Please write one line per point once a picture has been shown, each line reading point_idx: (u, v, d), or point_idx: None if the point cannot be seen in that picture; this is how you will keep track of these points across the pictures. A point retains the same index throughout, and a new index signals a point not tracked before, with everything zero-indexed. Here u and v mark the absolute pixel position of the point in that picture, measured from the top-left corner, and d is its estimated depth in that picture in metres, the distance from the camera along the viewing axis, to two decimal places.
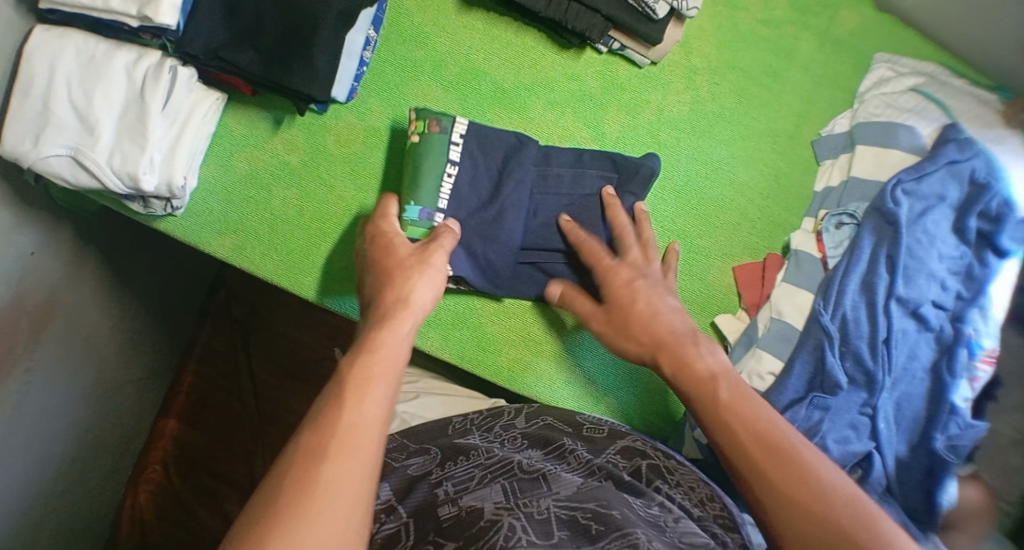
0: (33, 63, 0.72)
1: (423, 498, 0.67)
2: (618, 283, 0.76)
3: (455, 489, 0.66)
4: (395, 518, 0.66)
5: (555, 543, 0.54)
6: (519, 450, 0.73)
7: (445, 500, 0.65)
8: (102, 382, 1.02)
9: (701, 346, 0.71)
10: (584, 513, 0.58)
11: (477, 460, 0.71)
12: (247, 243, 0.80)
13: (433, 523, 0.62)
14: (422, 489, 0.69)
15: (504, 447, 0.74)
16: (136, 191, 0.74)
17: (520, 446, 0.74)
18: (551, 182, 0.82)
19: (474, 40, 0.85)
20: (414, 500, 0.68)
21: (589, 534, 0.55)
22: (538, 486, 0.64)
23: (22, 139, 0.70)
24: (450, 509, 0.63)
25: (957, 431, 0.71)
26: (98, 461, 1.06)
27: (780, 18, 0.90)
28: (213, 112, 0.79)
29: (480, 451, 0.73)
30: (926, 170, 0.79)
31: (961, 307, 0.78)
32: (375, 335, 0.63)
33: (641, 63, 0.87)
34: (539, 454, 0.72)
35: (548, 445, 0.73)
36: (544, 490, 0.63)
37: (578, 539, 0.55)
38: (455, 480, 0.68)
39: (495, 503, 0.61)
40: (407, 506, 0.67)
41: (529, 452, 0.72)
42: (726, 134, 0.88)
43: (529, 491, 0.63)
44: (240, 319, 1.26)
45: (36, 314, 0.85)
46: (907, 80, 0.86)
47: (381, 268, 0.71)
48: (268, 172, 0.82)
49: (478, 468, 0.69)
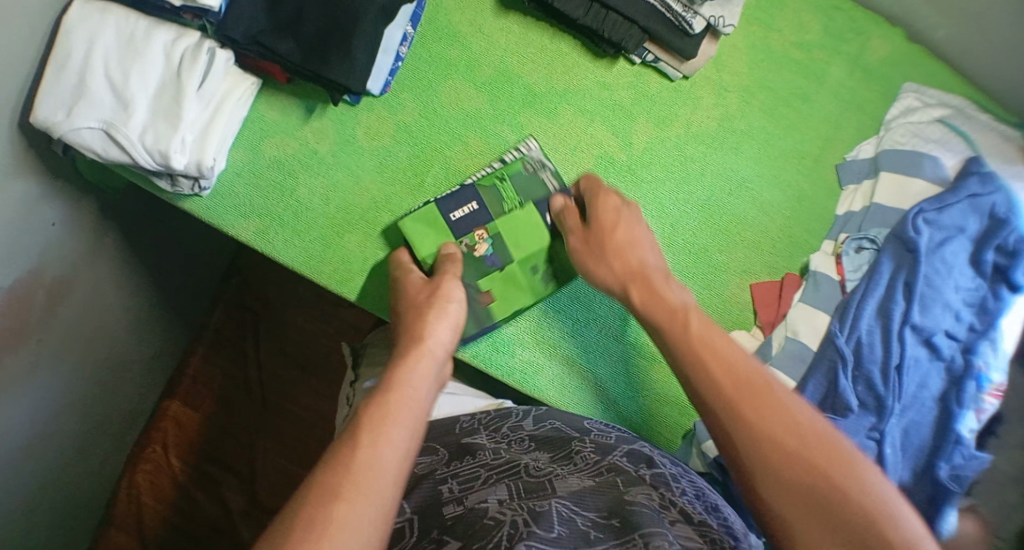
0: (72, 35, 0.72)
1: (427, 493, 0.68)
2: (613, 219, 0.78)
3: (461, 488, 0.67)
4: (401, 512, 0.67)
5: (556, 539, 0.55)
6: (526, 452, 0.73)
7: (450, 498, 0.66)
8: (111, 357, 1.02)
9: (671, 283, 0.74)
10: (584, 520, 0.59)
11: (483, 459, 0.72)
12: (271, 228, 0.81)
13: (438, 521, 0.63)
14: (427, 486, 0.70)
15: (512, 448, 0.74)
16: (165, 169, 0.74)
17: (526, 448, 0.75)
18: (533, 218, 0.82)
19: (510, 43, 0.85)
20: (418, 496, 0.68)
21: (587, 539, 0.57)
22: (542, 487, 0.64)
23: (55, 110, 0.71)
24: (455, 508, 0.64)
25: (962, 462, 0.71)
26: (100, 436, 1.06)
27: (813, 41, 0.91)
28: (247, 96, 0.79)
29: (486, 451, 0.73)
30: (947, 202, 0.80)
31: (972, 339, 0.79)
32: (407, 368, 0.67)
33: (673, 77, 0.87)
34: (546, 458, 0.72)
35: (556, 448, 0.74)
36: (547, 492, 0.63)
37: (576, 541, 0.56)
38: (461, 478, 0.69)
39: (500, 501, 0.62)
40: (412, 502, 0.68)
41: (536, 455, 0.73)
42: (751, 152, 0.89)
43: (534, 492, 0.64)
44: (249, 304, 1.27)
45: (53, 286, 0.85)
46: (933, 111, 0.87)
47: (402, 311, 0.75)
48: (296, 160, 0.82)
49: (483, 468, 0.70)
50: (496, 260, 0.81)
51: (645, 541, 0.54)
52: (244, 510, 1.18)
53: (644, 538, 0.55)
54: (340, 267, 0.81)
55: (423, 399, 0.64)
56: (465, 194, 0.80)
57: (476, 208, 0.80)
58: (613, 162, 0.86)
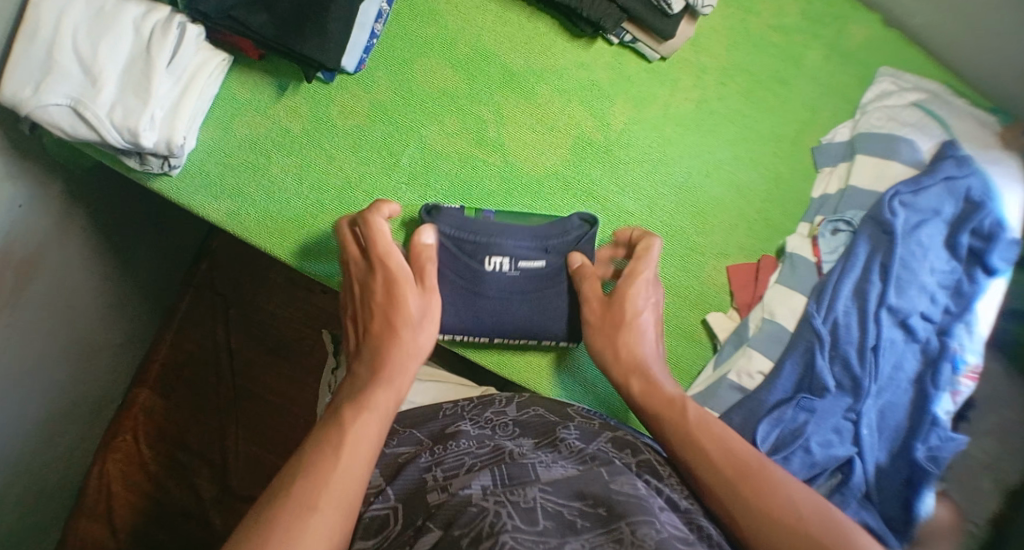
0: (42, 8, 0.70)
1: (412, 480, 0.65)
2: (602, 326, 0.76)
3: (446, 476, 0.64)
4: (384, 500, 0.64)
5: (542, 531, 0.52)
6: (511, 438, 0.70)
7: (435, 486, 0.63)
8: (76, 348, 0.99)
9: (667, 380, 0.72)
10: (570, 509, 0.55)
11: (467, 448, 0.68)
12: (244, 208, 0.79)
13: (423, 509, 0.60)
14: (411, 472, 0.66)
15: (497, 435, 0.71)
16: (135, 147, 0.73)
17: (512, 434, 0.71)
18: (519, 282, 0.79)
19: (487, 22, 0.85)
20: (404, 483, 0.65)
21: (573, 528, 0.53)
22: (526, 473, 0.61)
23: (23, 84, 0.69)
24: (440, 495, 0.61)
25: (938, 444, 0.74)
26: (67, 428, 1.04)
27: (790, 25, 0.91)
28: (219, 73, 0.79)
29: (473, 438, 0.70)
30: (924, 184, 0.80)
31: (948, 321, 0.79)
32: (372, 393, 0.65)
33: (651, 58, 0.87)
34: (531, 443, 0.69)
35: (541, 434, 0.70)
36: (530, 478, 0.60)
37: (563, 531, 0.53)
38: (446, 466, 0.66)
39: (484, 488, 0.59)
40: (396, 489, 0.65)
41: (521, 441, 0.69)
42: (729, 134, 0.88)
43: (517, 479, 0.60)
44: (219, 291, 1.24)
45: (21, 269, 0.83)
46: (909, 95, 0.88)
47: (380, 313, 0.71)
48: (269, 138, 0.81)
49: (469, 456, 0.66)
50: (511, 285, 0.78)
51: (632, 530, 0.52)
52: (216, 497, 1.16)
53: (631, 527, 0.52)
54: (314, 248, 0.79)
55: (391, 401, 0.65)
56: (500, 295, 0.78)
57: (483, 292, 0.78)
58: (591, 143, 0.85)
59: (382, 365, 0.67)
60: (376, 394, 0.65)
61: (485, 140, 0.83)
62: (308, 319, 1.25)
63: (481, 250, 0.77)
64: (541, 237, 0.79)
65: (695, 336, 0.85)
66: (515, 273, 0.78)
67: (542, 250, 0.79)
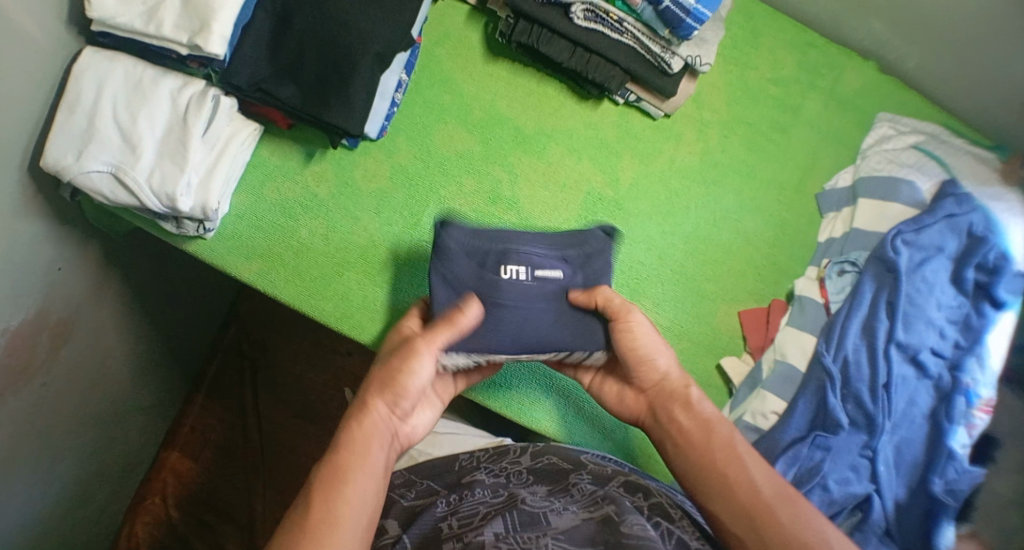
0: (83, 81, 0.77)
1: (428, 528, 0.68)
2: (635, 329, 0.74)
3: (460, 524, 0.65)
4: None
5: None
6: (526, 486, 0.72)
7: (449, 535, 0.64)
8: (111, 403, 1.04)
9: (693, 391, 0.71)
10: None
11: (482, 497, 0.70)
12: (272, 267, 0.84)
13: None
14: (428, 520, 0.68)
15: (512, 483, 0.73)
16: (172, 211, 0.78)
17: (526, 482, 0.73)
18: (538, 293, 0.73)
19: (499, 87, 0.90)
20: (419, 532, 0.67)
21: None
22: (538, 520, 0.63)
23: (65, 153, 0.76)
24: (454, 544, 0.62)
25: (955, 476, 0.72)
26: (99, 484, 1.07)
27: (789, 77, 0.95)
28: (249, 142, 0.84)
29: (488, 488, 0.72)
30: (925, 223, 0.83)
31: (959, 355, 0.80)
32: (345, 467, 0.63)
33: (655, 115, 0.91)
34: (544, 491, 0.71)
35: (554, 482, 0.73)
36: (541, 524, 0.62)
37: None
38: (461, 515, 0.67)
39: (496, 534, 0.60)
40: (412, 538, 0.67)
41: (535, 488, 0.71)
42: (733, 183, 0.92)
43: (530, 525, 0.62)
44: (248, 354, 1.29)
45: (58, 328, 0.88)
46: (908, 138, 0.91)
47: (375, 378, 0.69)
48: (297, 203, 0.86)
49: (483, 505, 0.68)
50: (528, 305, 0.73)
51: None
52: None
53: None
54: (340, 304, 0.83)
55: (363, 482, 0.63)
56: (517, 305, 0.72)
57: (500, 301, 0.72)
58: (601, 198, 0.89)
59: (358, 440, 0.66)
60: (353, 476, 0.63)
61: (500, 199, 0.88)
62: (334, 379, 1.29)
63: (497, 258, 0.72)
64: (559, 246, 0.75)
65: (711, 381, 0.88)
66: (531, 281, 0.73)
67: (559, 259, 0.74)
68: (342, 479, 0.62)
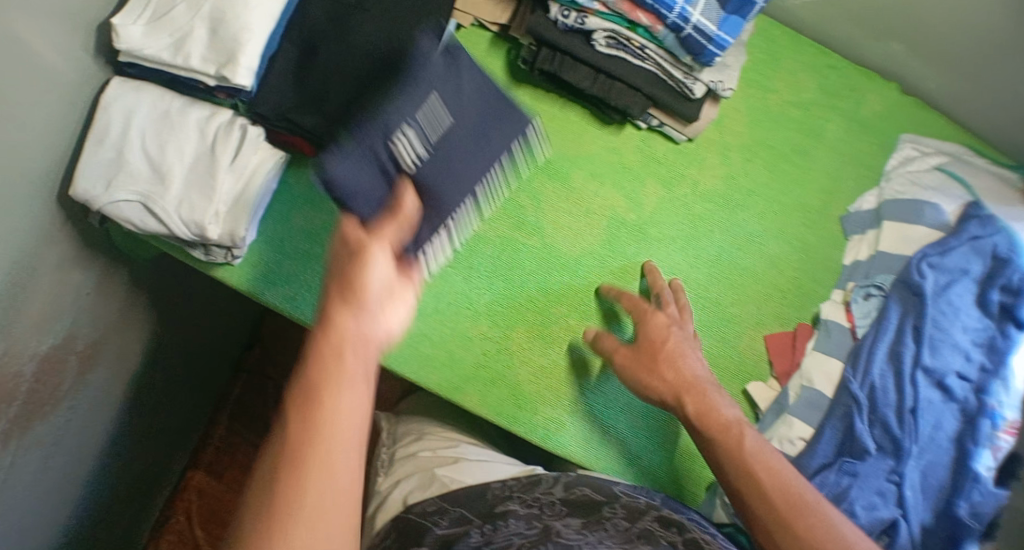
0: (111, 110, 0.78)
1: None
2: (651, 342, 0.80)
3: None
4: None
5: None
6: (559, 517, 0.71)
7: None
8: (136, 423, 1.05)
9: (722, 395, 0.75)
10: None
11: (517, 527, 0.68)
12: (300, 293, 0.84)
13: None
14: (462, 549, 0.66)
15: (545, 514, 0.72)
16: (200, 238, 0.79)
17: (560, 513, 0.72)
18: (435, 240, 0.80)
19: (522, 114, 0.90)
20: None
21: None
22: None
23: (94, 183, 0.76)
24: None
25: (981, 499, 0.75)
26: (124, 504, 1.08)
27: (810, 100, 0.95)
28: (276, 169, 0.83)
29: (522, 519, 0.70)
30: (950, 246, 0.83)
31: (985, 379, 0.80)
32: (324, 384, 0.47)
33: (677, 139, 0.91)
34: (579, 523, 0.69)
35: (589, 514, 0.71)
36: None
37: None
38: (496, 544, 0.65)
39: None
40: None
41: (570, 520, 0.70)
42: (757, 207, 0.92)
43: None
44: (271, 377, 1.30)
45: (86, 354, 0.89)
46: (931, 160, 0.91)
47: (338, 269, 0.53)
48: (324, 230, 0.87)
49: (518, 535, 0.66)
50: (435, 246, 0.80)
51: None
52: None
53: None
54: None
55: (353, 389, 0.48)
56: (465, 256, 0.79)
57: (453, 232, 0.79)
58: (624, 223, 0.90)
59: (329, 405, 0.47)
60: (334, 381, 0.47)
61: (524, 225, 0.88)
62: None
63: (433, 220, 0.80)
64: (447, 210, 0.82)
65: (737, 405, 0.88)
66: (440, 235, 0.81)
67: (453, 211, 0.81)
68: (316, 421, 0.46)
